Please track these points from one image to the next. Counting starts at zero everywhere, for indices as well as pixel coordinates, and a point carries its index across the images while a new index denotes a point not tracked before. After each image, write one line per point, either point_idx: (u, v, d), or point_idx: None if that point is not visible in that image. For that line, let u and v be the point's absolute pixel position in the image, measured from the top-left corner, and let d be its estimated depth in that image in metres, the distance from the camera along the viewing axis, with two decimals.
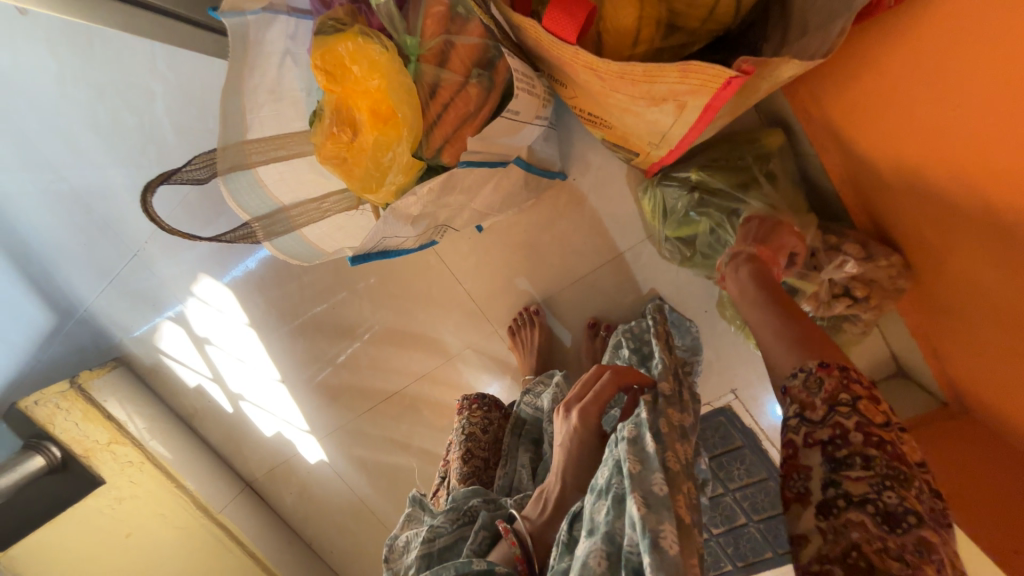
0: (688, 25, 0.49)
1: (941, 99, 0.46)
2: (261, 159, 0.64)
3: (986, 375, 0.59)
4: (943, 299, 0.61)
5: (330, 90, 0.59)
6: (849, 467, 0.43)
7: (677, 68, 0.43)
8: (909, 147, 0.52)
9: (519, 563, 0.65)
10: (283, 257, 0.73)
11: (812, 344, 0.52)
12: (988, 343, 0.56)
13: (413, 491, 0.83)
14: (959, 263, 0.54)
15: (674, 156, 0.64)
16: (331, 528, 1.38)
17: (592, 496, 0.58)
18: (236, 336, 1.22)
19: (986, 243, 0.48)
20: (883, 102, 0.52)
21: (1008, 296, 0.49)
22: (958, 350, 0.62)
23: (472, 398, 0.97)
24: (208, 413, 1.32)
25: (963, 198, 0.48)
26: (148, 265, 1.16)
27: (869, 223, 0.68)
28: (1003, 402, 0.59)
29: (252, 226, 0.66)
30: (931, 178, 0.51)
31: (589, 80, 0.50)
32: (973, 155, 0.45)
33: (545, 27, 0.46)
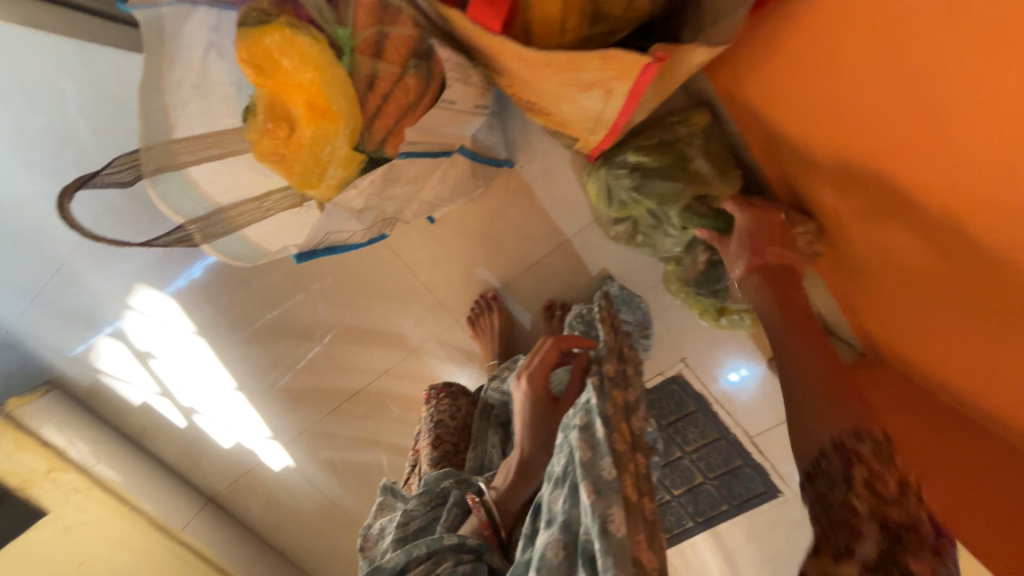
0: (609, 15, 0.52)
1: (846, 75, 0.51)
2: (191, 158, 0.62)
3: (893, 327, 0.67)
4: (864, 265, 0.66)
5: (261, 84, 0.56)
6: (915, 552, 0.38)
7: (597, 56, 0.45)
8: (817, 124, 0.57)
9: (485, 528, 0.71)
10: (223, 258, 0.72)
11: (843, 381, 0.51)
12: (894, 301, 0.63)
13: (383, 480, 0.83)
14: (874, 231, 0.59)
15: (611, 140, 0.66)
16: (303, 533, 1.36)
17: (550, 485, 0.63)
18: (183, 347, 1.16)
19: (889, 209, 0.55)
20: (791, 84, 0.58)
21: (913, 262, 0.56)
22: (876, 306, 0.69)
23: (439, 387, 0.97)
24: (159, 430, 1.26)
25: (869, 166, 0.54)
26: (76, 280, 1.07)
27: (788, 195, 0.74)
28: (905, 348, 0.68)
29: (187, 229, 0.65)
30: (837, 151, 0.57)
31: (519, 67, 0.51)
32: (885, 124, 0.49)
33: (472, 19, 0.47)
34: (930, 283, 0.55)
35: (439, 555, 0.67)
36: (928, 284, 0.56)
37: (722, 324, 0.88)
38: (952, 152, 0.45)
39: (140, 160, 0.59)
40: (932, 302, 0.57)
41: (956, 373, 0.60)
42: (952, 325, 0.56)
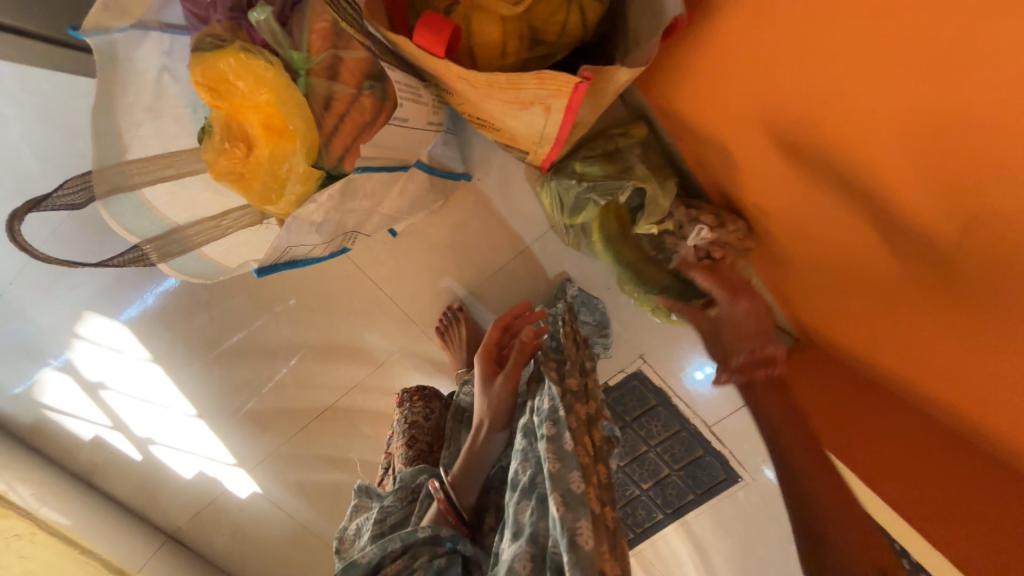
0: (548, 39, 0.57)
1: (755, 70, 0.56)
2: (145, 179, 0.63)
3: (824, 308, 0.73)
4: (811, 267, 0.70)
5: (217, 106, 0.60)
6: None
7: (534, 76, 0.50)
8: (735, 121, 0.63)
9: (449, 512, 0.72)
10: (181, 277, 0.70)
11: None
12: (825, 281, 0.69)
13: (358, 482, 0.81)
14: (821, 234, 0.63)
15: (557, 153, 0.71)
16: (272, 563, 1.31)
17: (517, 497, 0.65)
18: (137, 376, 1.11)
19: (808, 191, 0.60)
20: (710, 98, 0.65)
21: (839, 240, 0.60)
22: (823, 306, 0.73)
23: (411, 391, 0.98)
24: (111, 466, 1.20)
25: (786, 152, 0.59)
26: (17, 310, 1.03)
27: (721, 197, 0.81)
28: (832, 326, 0.75)
29: (143, 249, 0.64)
30: (756, 145, 0.63)
31: (463, 86, 0.55)
32: (791, 110, 0.55)
33: (416, 44, 0.51)
34: (855, 261, 0.60)
35: (416, 548, 0.67)
36: (854, 262, 0.60)
37: (675, 319, 0.94)
38: (854, 126, 0.48)
39: (92, 182, 0.59)
40: (857, 277, 0.61)
41: (881, 342, 0.65)
42: (874, 299, 0.61)
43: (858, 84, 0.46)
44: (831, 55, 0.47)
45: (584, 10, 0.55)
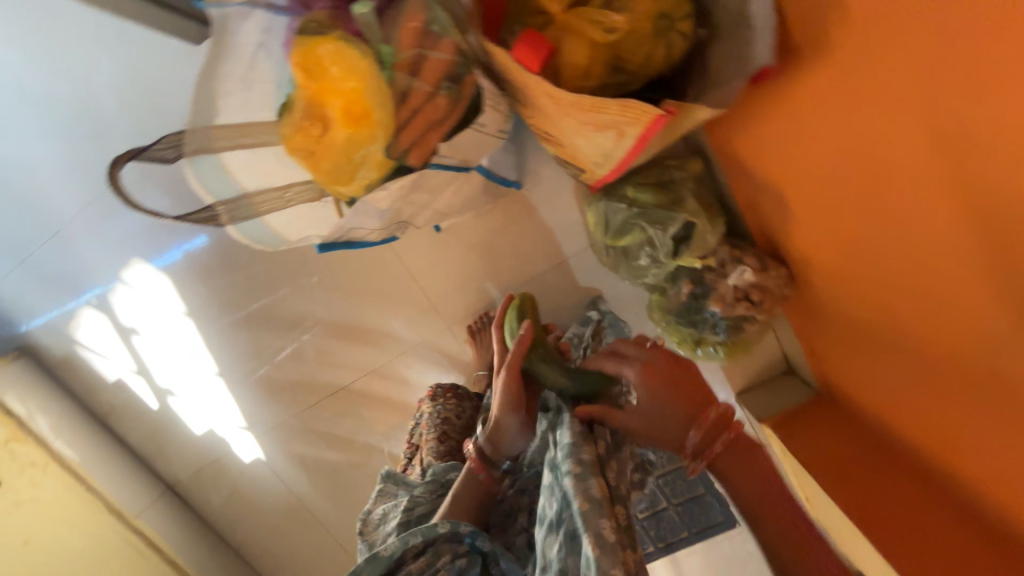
0: (629, 68, 0.59)
1: (810, 134, 0.58)
2: (227, 144, 0.67)
3: (852, 368, 0.75)
4: (867, 334, 0.67)
5: (307, 86, 0.62)
6: None
7: (618, 103, 0.52)
8: (788, 174, 0.65)
9: (479, 471, 0.77)
10: (244, 240, 0.76)
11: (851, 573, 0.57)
12: (857, 345, 0.71)
13: (385, 468, 0.86)
14: (887, 308, 0.61)
15: (614, 176, 0.74)
16: (263, 530, 1.34)
17: (543, 529, 0.65)
18: (168, 326, 1.15)
19: (849, 253, 0.63)
20: (768, 149, 0.67)
21: (877, 307, 0.62)
22: (874, 371, 0.70)
23: (446, 387, 1.03)
24: (127, 410, 1.23)
25: (832, 212, 0.61)
26: (71, 247, 1.08)
27: (766, 243, 0.82)
28: (856, 385, 0.77)
29: (215, 209, 0.69)
30: (802, 199, 0.65)
31: (546, 105, 0.58)
32: (844, 176, 0.56)
33: (521, 66, 0.54)
34: (891, 331, 0.62)
35: (439, 544, 0.67)
36: (890, 331, 0.62)
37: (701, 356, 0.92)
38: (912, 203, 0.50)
39: (184, 140, 0.65)
40: (892, 346, 0.63)
41: (903, 411, 0.67)
42: (907, 370, 0.63)
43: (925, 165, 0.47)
44: (886, 132, 0.49)
45: (670, 46, 0.57)
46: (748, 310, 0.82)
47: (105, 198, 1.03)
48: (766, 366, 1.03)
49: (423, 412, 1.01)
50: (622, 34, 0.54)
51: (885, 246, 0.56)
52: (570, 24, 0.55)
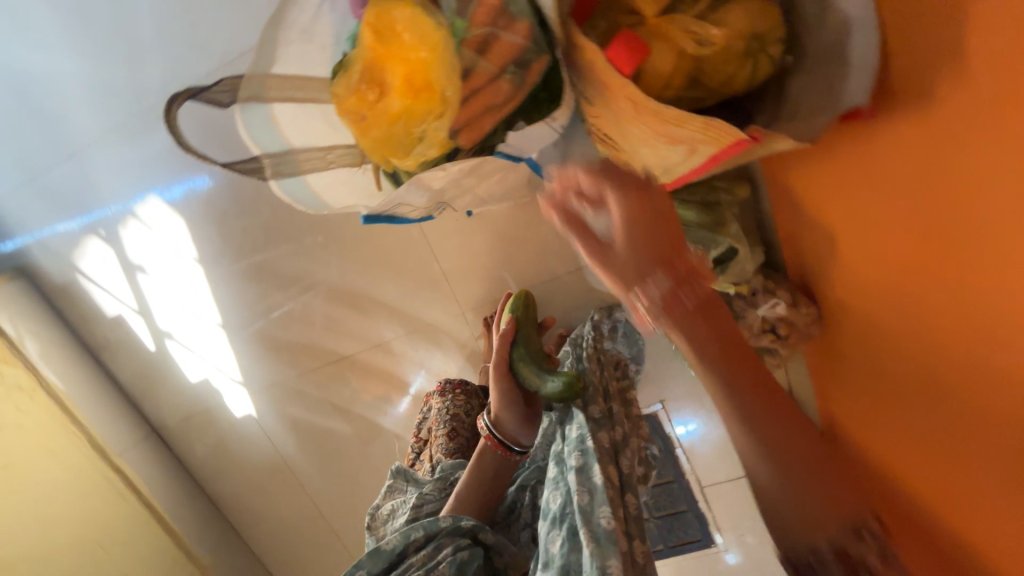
0: (709, 84, 0.57)
1: (867, 167, 0.57)
2: (279, 96, 0.65)
3: (859, 406, 0.75)
4: (873, 382, 0.69)
5: (373, 49, 0.60)
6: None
7: (700, 121, 0.50)
8: (837, 204, 0.64)
9: (497, 447, 0.82)
10: (286, 198, 0.74)
11: (822, 464, 0.43)
12: (869, 383, 0.70)
13: (395, 463, 0.88)
14: (906, 350, 0.60)
15: (668, 188, 0.72)
16: (244, 485, 1.33)
17: (547, 525, 0.65)
18: (177, 269, 1.11)
19: (881, 290, 0.62)
20: (821, 183, 0.66)
21: (895, 348, 0.62)
22: (872, 419, 0.72)
23: (454, 383, 1.06)
24: (123, 347, 1.21)
25: (875, 246, 0.60)
26: (88, 174, 1.05)
27: (799, 278, 0.82)
28: (859, 425, 0.77)
29: (261, 161, 0.68)
30: (847, 231, 0.65)
31: (623, 109, 0.55)
32: (894, 210, 0.55)
33: (614, 68, 0.51)
34: (904, 373, 0.61)
35: (439, 539, 0.70)
36: (903, 373, 0.61)
37: None
38: (950, 249, 0.49)
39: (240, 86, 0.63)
40: (901, 389, 0.63)
41: (899, 455, 0.67)
42: (910, 415, 0.62)
43: (968, 215, 0.46)
44: (938, 175, 0.48)
45: (755, 68, 0.55)
46: (772, 343, 0.81)
47: (130, 129, 1.00)
48: None
49: (433, 408, 1.04)
50: (717, 48, 0.52)
51: (916, 290, 0.55)
52: (659, 29, 0.53)
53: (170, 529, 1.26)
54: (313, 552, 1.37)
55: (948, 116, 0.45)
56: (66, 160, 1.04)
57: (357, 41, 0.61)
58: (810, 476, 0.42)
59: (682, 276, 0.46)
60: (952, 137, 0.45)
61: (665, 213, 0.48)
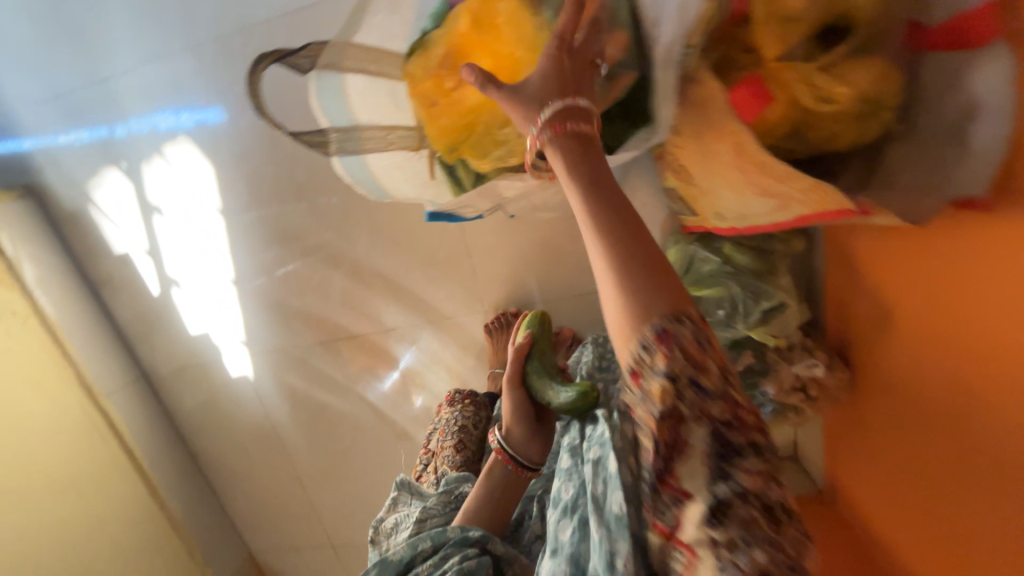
0: (809, 139, 0.55)
1: (945, 271, 0.56)
2: (354, 67, 0.61)
3: (868, 477, 0.79)
4: (879, 457, 0.75)
5: (466, 36, 0.56)
6: (741, 459, 0.45)
7: (807, 183, 0.48)
8: (901, 296, 0.64)
9: (507, 461, 0.82)
10: (347, 179, 0.72)
11: (658, 273, 0.47)
12: (885, 464, 0.74)
13: (401, 477, 0.88)
14: (939, 451, 0.62)
15: (730, 230, 0.72)
16: (229, 446, 1.30)
17: (558, 514, 0.65)
18: (196, 217, 1.07)
19: (927, 392, 0.63)
20: (886, 269, 0.66)
21: (925, 444, 0.64)
22: (872, 488, 0.79)
23: (465, 394, 1.05)
24: (125, 287, 1.16)
25: (931, 348, 0.61)
26: (116, 102, 1.00)
27: (837, 341, 0.80)
28: (863, 493, 0.82)
29: (327, 134, 0.65)
30: (903, 325, 0.65)
31: (722, 152, 0.53)
32: (965, 325, 0.55)
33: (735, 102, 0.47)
34: (930, 469, 0.64)
35: (444, 548, 0.72)
36: (928, 469, 0.64)
37: None
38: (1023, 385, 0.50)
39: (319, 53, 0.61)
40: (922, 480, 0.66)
41: (905, 534, 0.72)
42: (927, 505, 0.66)
43: None
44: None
45: (862, 131, 0.53)
46: (800, 402, 0.79)
47: (170, 64, 0.94)
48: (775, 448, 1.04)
49: (442, 418, 1.03)
50: (839, 107, 0.49)
51: (972, 407, 0.56)
52: (778, 76, 0.51)
53: (148, 477, 1.24)
54: (289, 521, 1.36)
55: None
56: (99, 85, 0.99)
57: (449, 24, 0.57)
58: (647, 279, 0.46)
59: (573, 102, 0.50)
60: None
61: (583, 72, 0.52)
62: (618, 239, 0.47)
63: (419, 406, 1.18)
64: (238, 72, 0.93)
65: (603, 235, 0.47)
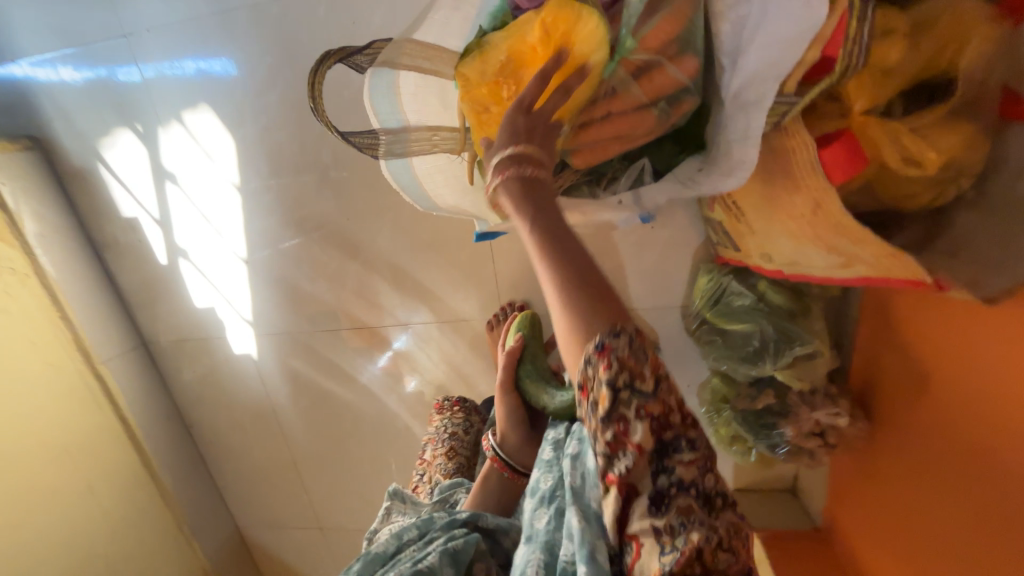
0: (883, 194, 0.53)
1: (991, 346, 0.54)
2: (410, 65, 0.56)
3: (863, 511, 0.81)
4: (898, 509, 0.72)
5: (534, 47, 0.52)
6: (679, 454, 0.42)
7: (881, 246, 0.48)
8: (942, 359, 0.61)
9: (504, 469, 0.80)
10: (393, 185, 0.67)
11: (602, 297, 0.43)
12: (884, 506, 0.75)
13: (393, 484, 0.82)
14: (940, 512, 0.63)
15: (777, 273, 0.69)
16: (224, 421, 1.28)
17: (534, 504, 0.61)
18: (213, 190, 1.04)
19: (943, 457, 0.62)
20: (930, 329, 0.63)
21: (928, 501, 0.65)
22: (877, 533, 0.78)
23: (453, 401, 1.03)
24: (131, 253, 1.13)
25: (959, 417, 0.59)
26: (139, 62, 0.96)
27: (861, 388, 0.80)
28: (852, 523, 0.85)
29: (378, 135, 0.61)
30: (936, 387, 0.63)
31: (795, 205, 0.53)
32: (1000, 406, 0.54)
33: (822, 172, 0.48)
34: (926, 524, 0.66)
35: (432, 534, 0.68)
36: (925, 524, 0.66)
37: (743, 459, 0.89)
38: None
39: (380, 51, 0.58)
40: (917, 532, 0.68)
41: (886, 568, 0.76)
42: (916, 552, 0.68)
43: None
44: None
45: (938, 193, 0.51)
46: (818, 446, 0.80)
47: (201, 30, 0.92)
48: (775, 479, 1.05)
49: (431, 427, 1.01)
50: (924, 171, 0.48)
51: (980, 481, 0.57)
52: (868, 133, 0.48)
53: (139, 445, 1.22)
54: (279, 500, 1.35)
55: None
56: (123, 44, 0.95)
57: (511, 28, 0.53)
58: (586, 302, 0.42)
59: (519, 148, 0.47)
60: None
61: (547, 128, 0.49)
62: (557, 259, 0.43)
63: (412, 387, 1.15)
64: (273, 46, 0.90)
65: (546, 267, 0.43)
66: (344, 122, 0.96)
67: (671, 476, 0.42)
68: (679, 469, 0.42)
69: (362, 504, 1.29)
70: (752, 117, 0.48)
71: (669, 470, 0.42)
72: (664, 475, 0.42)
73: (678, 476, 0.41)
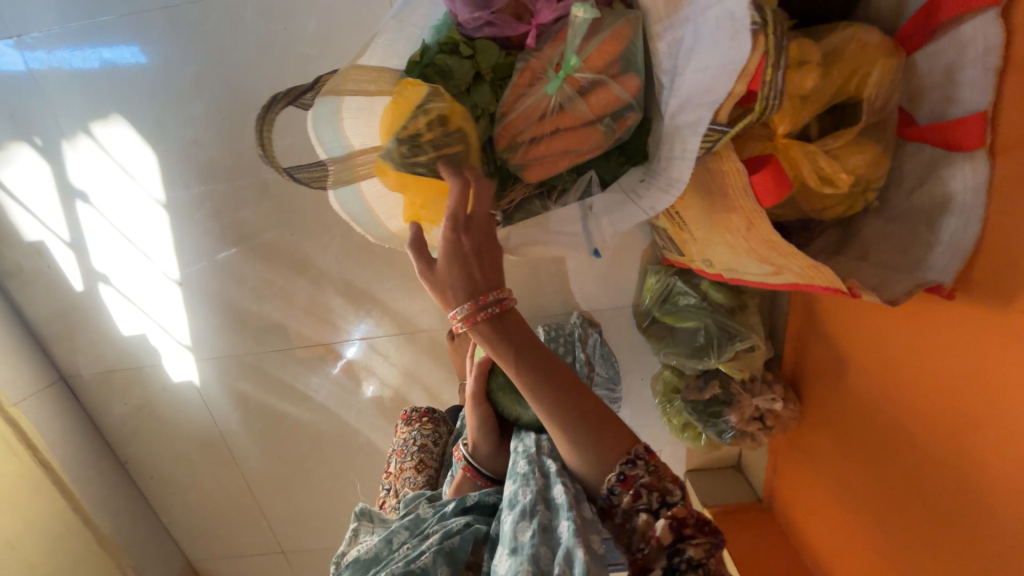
0: (804, 208, 0.59)
1: (907, 326, 0.60)
2: (354, 90, 0.54)
3: (800, 481, 0.90)
4: (833, 479, 0.79)
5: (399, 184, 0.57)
6: (692, 538, 0.50)
7: (807, 261, 0.54)
8: (863, 343, 0.69)
9: (477, 479, 0.82)
10: (344, 217, 0.65)
11: (598, 423, 0.55)
12: (819, 476, 0.83)
13: (360, 504, 0.81)
14: (870, 477, 0.70)
15: (716, 276, 0.74)
16: (164, 453, 1.19)
17: (515, 516, 0.59)
18: (135, 208, 0.96)
19: (870, 428, 0.69)
20: (852, 314, 0.70)
21: (860, 468, 0.72)
22: (812, 499, 0.86)
23: (423, 412, 1.02)
24: (38, 279, 1.03)
25: (881, 392, 0.66)
26: (36, 72, 0.87)
27: (792, 373, 0.89)
28: (790, 495, 0.94)
29: (327, 167, 0.58)
30: (857, 365, 0.71)
31: (731, 220, 0.57)
32: (911, 380, 0.60)
33: (754, 197, 0.52)
34: (859, 488, 0.73)
35: (427, 531, 0.70)
36: (858, 489, 0.73)
37: (694, 444, 0.95)
38: (962, 444, 0.55)
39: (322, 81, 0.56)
40: (852, 496, 0.75)
41: (823, 530, 0.84)
42: (852, 516, 0.75)
43: (986, 433, 0.51)
44: (966, 382, 0.53)
45: (851, 207, 0.57)
46: (758, 430, 0.88)
47: (111, 37, 0.85)
48: (723, 458, 1.13)
49: (399, 438, 0.99)
50: (839, 190, 0.53)
51: (904, 447, 0.63)
52: (790, 154, 0.52)
53: (67, 489, 1.12)
54: (234, 529, 1.28)
55: (999, 346, 0.49)
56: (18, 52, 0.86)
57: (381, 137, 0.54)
58: (587, 437, 0.54)
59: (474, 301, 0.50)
60: (1004, 361, 0.49)
61: (484, 231, 0.52)
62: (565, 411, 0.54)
63: (367, 394, 1.12)
64: (197, 54, 0.85)
65: (555, 416, 0.54)
66: (283, 133, 0.91)
67: (685, 556, 0.49)
68: (694, 553, 0.49)
69: (328, 523, 1.25)
70: (688, 139, 0.50)
71: (685, 552, 0.49)
72: (681, 557, 0.49)
73: (693, 558, 0.49)
